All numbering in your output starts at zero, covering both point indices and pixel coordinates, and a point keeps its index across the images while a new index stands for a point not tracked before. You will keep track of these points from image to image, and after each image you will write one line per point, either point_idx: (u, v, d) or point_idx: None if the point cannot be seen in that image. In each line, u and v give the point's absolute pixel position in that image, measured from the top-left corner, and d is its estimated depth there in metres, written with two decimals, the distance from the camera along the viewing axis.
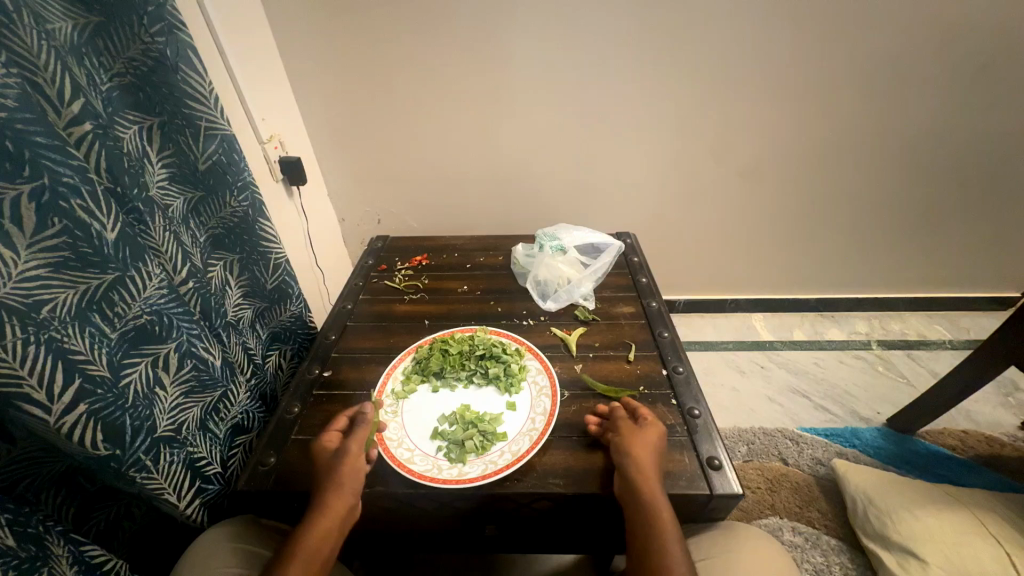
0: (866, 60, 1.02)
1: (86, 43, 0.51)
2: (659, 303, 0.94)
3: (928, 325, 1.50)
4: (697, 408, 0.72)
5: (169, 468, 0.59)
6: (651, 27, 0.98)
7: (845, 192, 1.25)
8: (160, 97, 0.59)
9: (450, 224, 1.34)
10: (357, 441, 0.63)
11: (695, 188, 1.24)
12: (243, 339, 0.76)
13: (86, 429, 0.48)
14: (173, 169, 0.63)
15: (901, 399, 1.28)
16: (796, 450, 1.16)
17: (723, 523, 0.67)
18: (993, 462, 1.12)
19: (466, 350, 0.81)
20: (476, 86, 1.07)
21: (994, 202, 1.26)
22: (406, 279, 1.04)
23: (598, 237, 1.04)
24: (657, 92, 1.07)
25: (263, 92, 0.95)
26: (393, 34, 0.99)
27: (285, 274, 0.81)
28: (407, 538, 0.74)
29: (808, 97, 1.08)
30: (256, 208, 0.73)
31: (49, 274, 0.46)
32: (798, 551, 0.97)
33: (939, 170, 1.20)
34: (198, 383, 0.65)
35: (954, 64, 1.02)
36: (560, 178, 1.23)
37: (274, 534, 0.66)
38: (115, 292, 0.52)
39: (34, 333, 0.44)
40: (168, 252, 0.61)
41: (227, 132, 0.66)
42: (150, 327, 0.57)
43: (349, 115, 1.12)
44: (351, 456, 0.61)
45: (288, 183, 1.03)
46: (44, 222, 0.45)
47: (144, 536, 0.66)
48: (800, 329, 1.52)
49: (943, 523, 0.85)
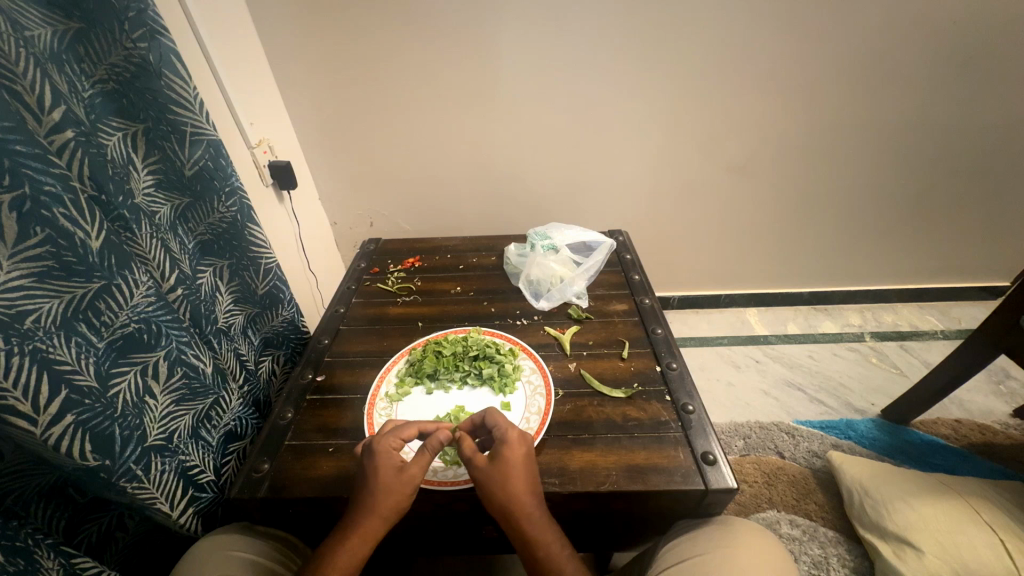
0: (852, 53, 1.03)
1: (67, 50, 0.51)
2: (652, 300, 0.94)
3: (920, 316, 1.51)
4: (691, 404, 0.73)
5: (160, 477, 0.58)
6: (639, 25, 0.98)
7: (835, 185, 1.26)
8: (144, 103, 0.58)
9: (443, 225, 1.34)
10: (418, 464, 0.59)
11: (686, 184, 1.25)
12: (234, 345, 0.75)
13: (75, 440, 0.48)
14: (159, 175, 0.63)
15: (895, 389, 1.29)
16: (792, 443, 1.17)
17: (719, 518, 0.67)
18: (985, 450, 1.13)
19: (459, 351, 0.81)
20: (465, 87, 1.07)
21: (982, 192, 1.27)
22: (399, 281, 1.04)
23: (590, 236, 1.04)
24: (646, 90, 1.07)
25: (251, 97, 0.95)
26: (381, 36, 0.99)
27: (275, 279, 0.81)
28: (405, 541, 0.74)
29: (797, 91, 1.08)
30: (244, 213, 0.73)
31: (34, 284, 0.45)
32: (796, 543, 0.98)
33: (929, 162, 1.21)
34: (189, 390, 0.64)
35: (940, 56, 1.03)
36: (551, 177, 1.23)
37: (271, 541, 0.66)
38: (101, 301, 0.52)
39: (18, 344, 0.43)
40: (155, 260, 0.60)
41: (213, 137, 0.66)
42: (139, 335, 0.57)
43: (338, 118, 1.11)
44: (397, 480, 0.57)
45: (278, 187, 1.03)
46: (27, 231, 0.44)
47: (138, 547, 0.65)
48: (795, 322, 1.53)
49: (939, 512, 0.85)
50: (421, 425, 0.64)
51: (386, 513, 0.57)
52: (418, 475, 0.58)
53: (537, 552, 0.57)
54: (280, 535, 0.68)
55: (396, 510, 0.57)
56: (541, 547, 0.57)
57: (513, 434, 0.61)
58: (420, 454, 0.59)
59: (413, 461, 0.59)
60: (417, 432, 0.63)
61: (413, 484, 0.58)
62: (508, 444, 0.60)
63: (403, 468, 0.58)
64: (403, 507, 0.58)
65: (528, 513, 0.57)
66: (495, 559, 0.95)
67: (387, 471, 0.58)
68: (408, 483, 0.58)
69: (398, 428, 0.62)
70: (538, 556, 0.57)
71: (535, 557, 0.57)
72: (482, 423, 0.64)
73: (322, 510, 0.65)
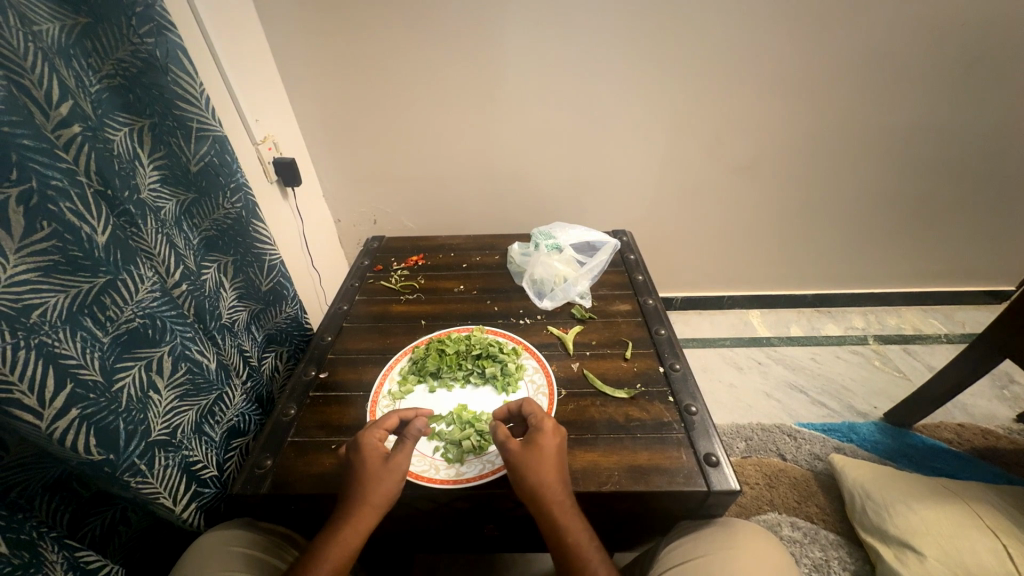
0: (860, 55, 1.02)
1: (75, 45, 0.51)
2: (656, 300, 0.94)
3: (924, 319, 1.51)
4: (694, 405, 0.72)
5: (164, 472, 0.58)
6: (646, 24, 0.98)
7: (840, 188, 1.25)
8: (150, 98, 0.58)
9: (446, 223, 1.34)
10: (403, 454, 0.59)
11: (690, 185, 1.24)
12: (238, 341, 0.76)
13: (79, 435, 0.48)
14: (165, 171, 0.63)
15: (897, 393, 1.29)
16: (794, 446, 1.16)
17: (721, 519, 0.66)
18: (988, 454, 1.12)
19: (463, 350, 0.81)
20: (470, 86, 1.06)
21: (988, 196, 1.27)
22: (402, 279, 1.04)
23: (594, 235, 1.04)
24: (652, 90, 1.07)
25: (256, 93, 0.95)
26: (386, 34, 0.99)
27: (279, 276, 0.81)
28: (406, 538, 0.74)
29: (804, 92, 1.08)
30: (249, 209, 0.73)
31: (40, 278, 0.45)
32: (797, 546, 0.97)
33: (935, 164, 1.20)
34: (193, 386, 0.64)
35: (948, 58, 1.02)
36: (555, 177, 1.23)
37: (272, 536, 0.66)
38: (106, 296, 0.52)
39: (24, 338, 0.43)
40: (160, 255, 0.60)
41: (219, 133, 0.66)
42: (143, 330, 0.57)
43: (343, 115, 1.11)
44: (384, 469, 0.58)
45: (283, 184, 1.03)
46: (33, 225, 0.44)
47: (140, 541, 0.66)
48: (797, 324, 1.52)
49: (941, 517, 0.85)
50: (402, 415, 0.65)
51: (377, 503, 0.57)
52: (404, 463, 0.59)
53: (564, 538, 0.55)
54: (281, 531, 0.68)
55: (387, 499, 0.57)
56: (569, 531, 0.55)
57: (547, 422, 0.62)
58: (402, 443, 0.60)
59: (397, 450, 0.59)
60: (399, 421, 0.65)
61: (399, 473, 0.58)
62: (542, 431, 0.61)
63: (387, 457, 0.59)
64: (392, 497, 0.58)
65: (557, 496, 0.57)
66: (495, 558, 0.95)
67: (372, 460, 0.59)
68: (394, 470, 0.58)
69: (380, 420, 0.64)
70: (566, 541, 0.55)
71: (562, 544, 0.55)
72: (518, 411, 0.65)
73: (324, 507, 0.65)
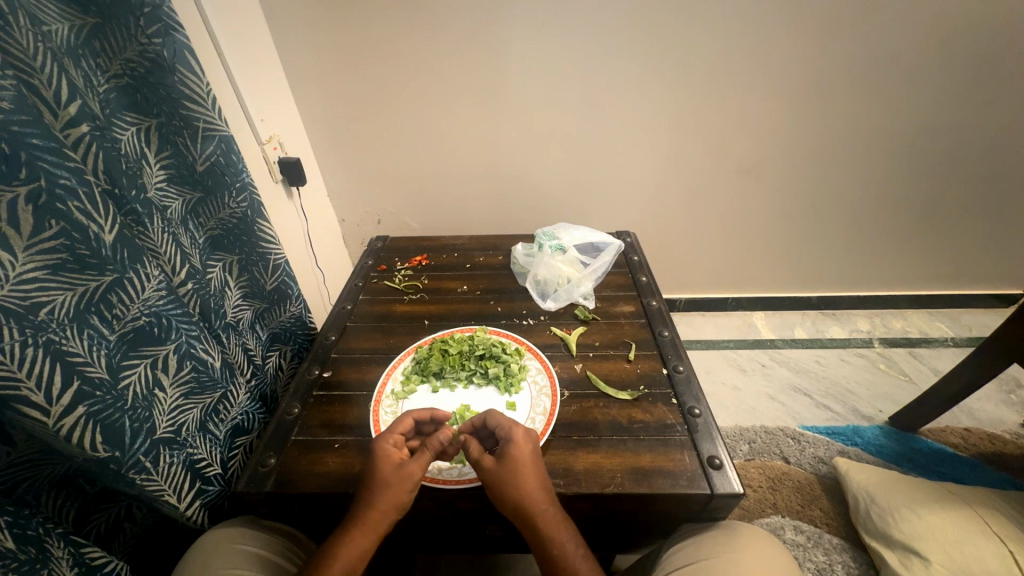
0: (865, 58, 1.02)
1: (83, 44, 0.51)
2: (659, 302, 0.93)
3: (930, 322, 1.50)
4: (698, 408, 0.72)
5: (169, 469, 0.59)
6: (652, 23, 0.97)
7: (846, 189, 1.24)
8: (157, 98, 0.59)
9: (450, 223, 1.34)
10: (418, 464, 0.59)
11: (695, 186, 1.24)
12: (243, 340, 0.76)
13: (86, 431, 0.48)
14: (171, 170, 0.63)
15: (902, 396, 1.28)
16: (798, 449, 1.16)
17: (724, 522, 0.66)
18: (994, 459, 1.12)
19: (466, 350, 0.81)
20: (475, 86, 1.07)
21: (997, 198, 1.25)
22: (405, 279, 1.04)
23: (599, 237, 1.04)
24: (657, 91, 1.07)
25: (263, 94, 0.95)
26: (391, 35, 0.99)
27: (284, 275, 0.81)
28: (412, 538, 0.75)
29: (809, 94, 1.07)
30: (255, 208, 0.73)
31: (47, 276, 0.46)
32: (800, 550, 0.97)
33: (943, 166, 1.19)
34: (198, 383, 0.65)
35: (955, 59, 1.02)
36: (560, 177, 1.23)
37: (277, 535, 0.66)
38: (114, 293, 0.52)
39: (32, 335, 0.44)
40: (166, 254, 0.61)
41: (225, 132, 0.66)
42: (149, 329, 0.57)
43: (348, 115, 1.12)
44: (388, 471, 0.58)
45: (288, 183, 1.03)
46: (42, 223, 0.45)
47: (145, 538, 0.66)
48: (801, 327, 1.52)
49: (944, 522, 0.84)
50: (417, 417, 0.65)
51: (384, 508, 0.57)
52: (418, 474, 0.59)
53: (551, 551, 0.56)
54: (285, 529, 0.68)
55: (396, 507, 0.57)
56: (555, 543, 0.56)
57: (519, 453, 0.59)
58: (420, 451, 0.60)
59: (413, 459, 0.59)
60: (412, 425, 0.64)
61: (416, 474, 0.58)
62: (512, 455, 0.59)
63: (402, 464, 0.59)
64: (406, 501, 0.58)
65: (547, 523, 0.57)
66: (495, 558, 0.95)
67: (386, 465, 0.59)
68: (409, 479, 0.58)
69: (396, 424, 0.63)
70: (551, 553, 0.56)
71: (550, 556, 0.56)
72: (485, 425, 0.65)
73: (328, 506, 0.65)
